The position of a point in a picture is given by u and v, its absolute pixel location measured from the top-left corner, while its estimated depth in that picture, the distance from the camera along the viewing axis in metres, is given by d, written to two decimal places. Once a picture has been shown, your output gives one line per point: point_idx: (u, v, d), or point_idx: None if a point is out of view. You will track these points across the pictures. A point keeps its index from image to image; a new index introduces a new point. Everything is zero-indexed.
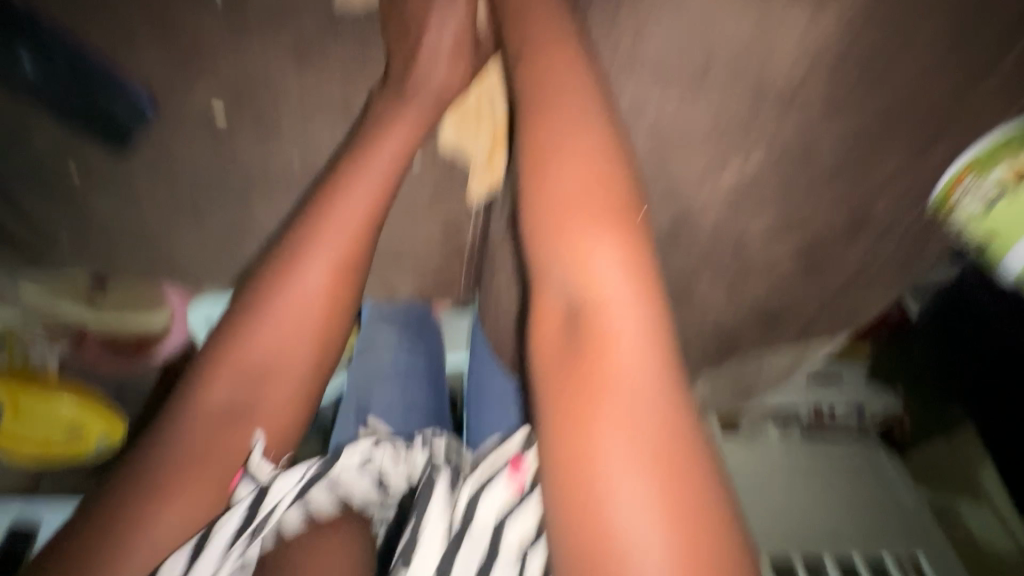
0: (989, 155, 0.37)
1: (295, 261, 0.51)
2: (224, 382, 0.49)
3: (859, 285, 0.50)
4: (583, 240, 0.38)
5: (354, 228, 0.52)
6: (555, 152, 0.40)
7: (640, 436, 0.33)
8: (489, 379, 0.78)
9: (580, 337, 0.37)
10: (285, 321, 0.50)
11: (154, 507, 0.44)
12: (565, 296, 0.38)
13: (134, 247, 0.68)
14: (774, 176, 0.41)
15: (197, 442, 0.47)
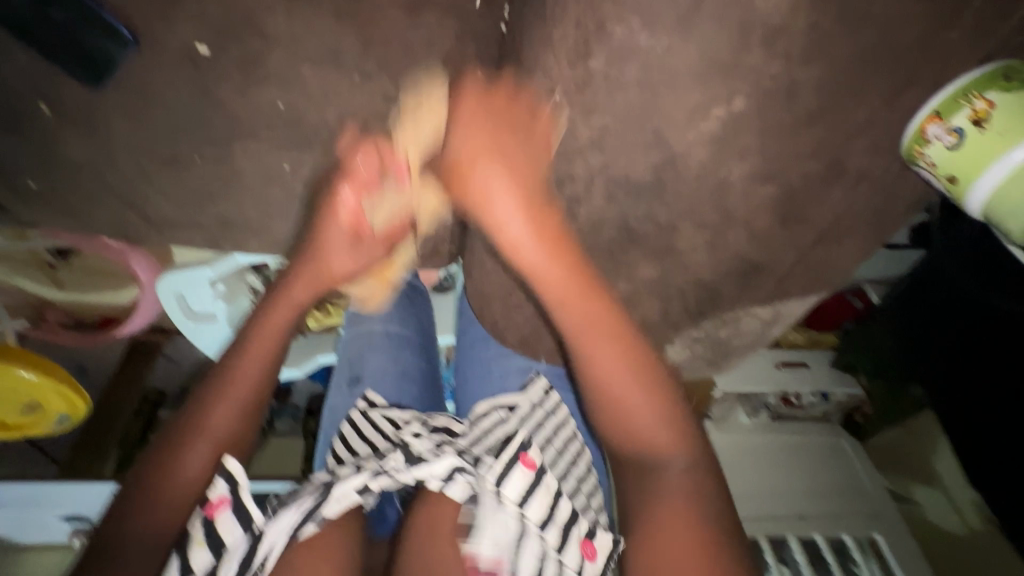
0: (955, 100, 0.38)
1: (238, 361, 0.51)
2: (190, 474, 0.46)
3: (831, 235, 0.53)
4: (614, 392, 0.43)
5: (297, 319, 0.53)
6: (577, 310, 0.45)
7: (700, 557, 0.37)
8: (474, 344, 0.79)
9: (645, 480, 0.42)
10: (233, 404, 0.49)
11: None
12: (617, 446, 0.44)
13: (112, 198, 0.67)
14: (757, 120, 0.43)
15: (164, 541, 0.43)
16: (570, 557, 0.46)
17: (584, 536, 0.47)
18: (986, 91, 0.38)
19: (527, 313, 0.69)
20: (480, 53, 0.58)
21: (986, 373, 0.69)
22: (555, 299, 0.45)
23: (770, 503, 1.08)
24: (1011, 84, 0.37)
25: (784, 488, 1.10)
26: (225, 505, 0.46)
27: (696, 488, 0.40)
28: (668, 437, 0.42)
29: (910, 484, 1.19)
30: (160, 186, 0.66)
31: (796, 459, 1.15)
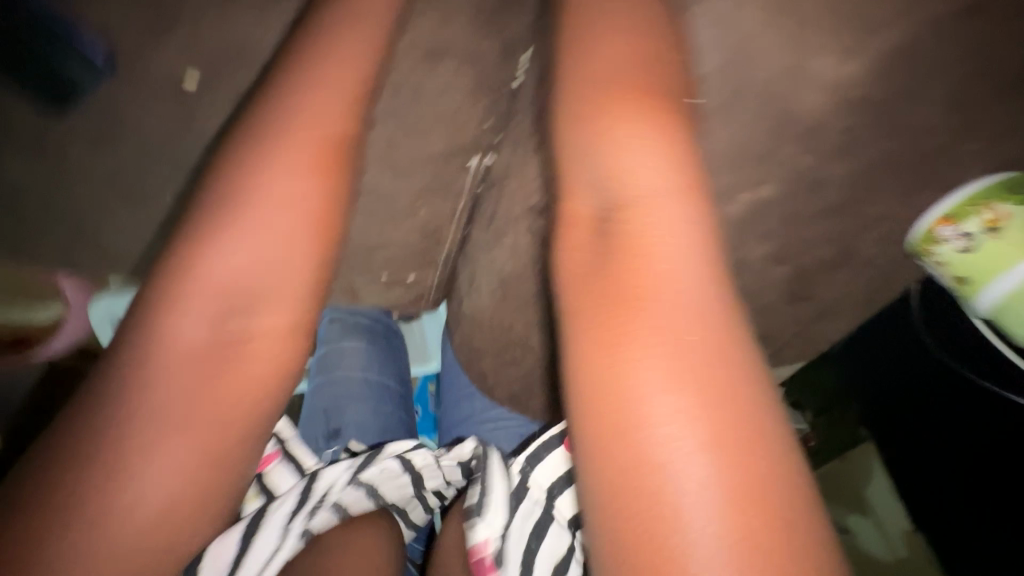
0: (966, 208, 0.40)
1: (263, 154, 0.37)
2: (203, 305, 0.35)
3: (828, 313, 0.55)
4: (617, 138, 0.32)
5: (334, 106, 0.40)
6: (619, 41, 0.35)
7: (680, 360, 0.27)
8: (462, 402, 0.78)
9: (613, 256, 0.31)
10: (269, 234, 0.37)
11: (127, 479, 0.31)
12: (594, 197, 0.33)
13: (58, 228, 0.59)
14: (780, 207, 0.44)
15: (179, 392, 0.33)
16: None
17: None
18: (995, 202, 0.39)
19: (522, 370, 0.66)
20: (492, 105, 0.56)
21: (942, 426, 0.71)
22: (586, 39, 0.35)
23: None
24: (1017, 195, 0.39)
25: None
26: (277, 459, 0.43)
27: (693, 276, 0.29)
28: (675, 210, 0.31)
29: None
30: (118, 219, 0.59)
31: None
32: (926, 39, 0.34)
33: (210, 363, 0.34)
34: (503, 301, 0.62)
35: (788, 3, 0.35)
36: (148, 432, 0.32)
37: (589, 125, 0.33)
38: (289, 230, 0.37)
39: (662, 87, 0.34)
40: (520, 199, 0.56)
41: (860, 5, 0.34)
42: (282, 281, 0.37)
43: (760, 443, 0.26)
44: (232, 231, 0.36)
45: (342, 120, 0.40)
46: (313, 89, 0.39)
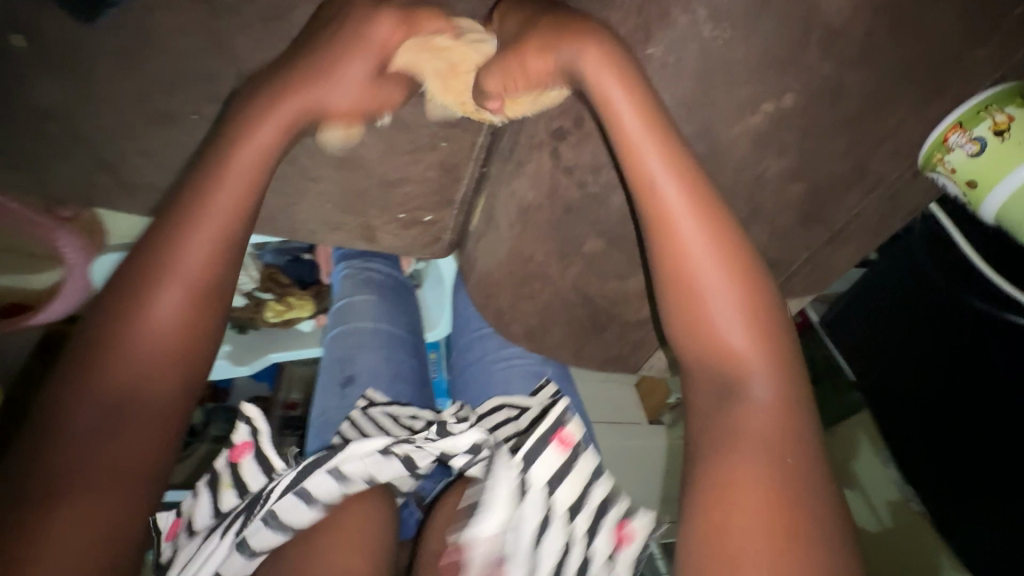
0: (977, 112, 0.43)
1: (140, 286, 0.40)
2: (85, 416, 0.36)
3: (839, 237, 0.57)
4: (708, 303, 0.43)
5: (211, 236, 0.42)
6: (681, 215, 0.44)
7: (766, 472, 0.37)
8: (474, 346, 0.78)
9: (726, 399, 0.41)
10: (145, 357, 0.39)
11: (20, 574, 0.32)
12: (706, 366, 0.43)
13: (81, 154, 0.59)
14: (801, 118, 0.45)
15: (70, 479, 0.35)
16: (600, 542, 0.47)
17: (617, 521, 0.48)
18: (1005, 107, 0.43)
19: (538, 304, 0.68)
20: None
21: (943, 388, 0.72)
22: (664, 213, 0.44)
23: None
24: None
25: None
26: (249, 451, 0.49)
27: (783, 412, 0.40)
28: (761, 360, 0.41)
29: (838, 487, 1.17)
30: (143, 144, 0.59)
31: None
32: None
33: (101, 443, 0.36)
34: (522, 234, 0.64)
35: None
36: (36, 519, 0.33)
37: (689, 306, 0.44)
38: (170, 355, 0.40)
39: (741, 261, 0.44)
40: (541, 127, 0.57)
41: None
42: (163, 399, 0.39)
43: (811, 556, 0.34)
44: (125, 338, 0.39)
45: (218, 246, 0.43)
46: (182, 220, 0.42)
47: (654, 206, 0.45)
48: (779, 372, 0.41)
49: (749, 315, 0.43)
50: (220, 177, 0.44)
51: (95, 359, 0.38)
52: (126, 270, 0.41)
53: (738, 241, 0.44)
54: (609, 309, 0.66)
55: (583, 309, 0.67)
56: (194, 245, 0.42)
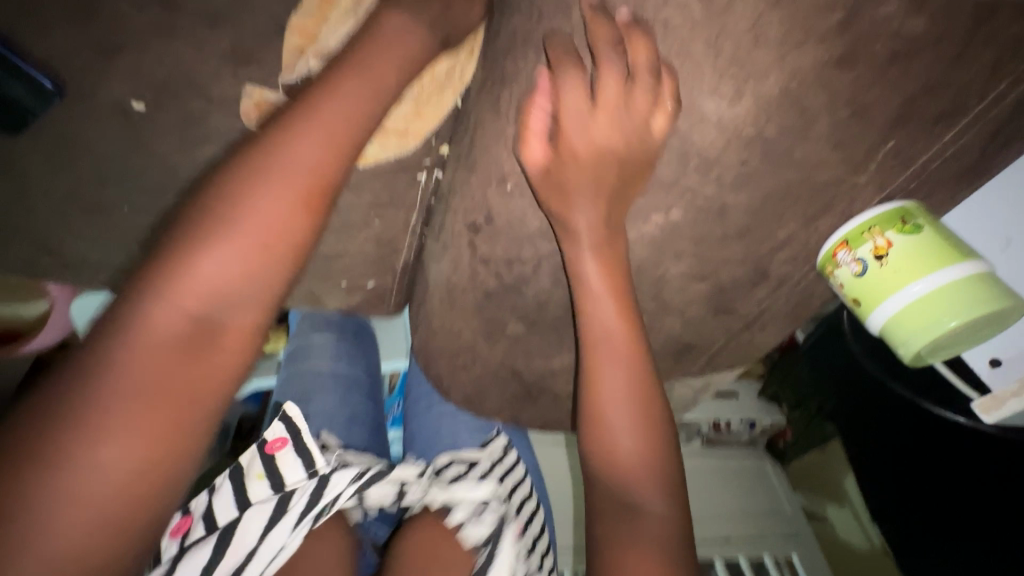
0: (859, 234, 0.43)
1: (252, 176, 0.36)
2: (175, 312, 0.33)
3: (756, 324, 0.57)
4: (613, 429, 0.48)
5: (323, 152, 0.38)
6: (608, 354, 0.49)
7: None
8: (422, 396, 0.82)
9: (632, 524, 0.45)
10: (236, 262, 0.34)
11: (80, 458, 0.29)
12: (597, 469, 0.49)
13: (23, 240, 0.62)
14: (691, 229, 0.46)
15: (139, 377, 0.32)
16: None
17: None
18: (885, 231, 0.42)
19: (472, 374, 0.70)
20: (435, 123, 0.57)
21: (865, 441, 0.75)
22: (594, 346, 0.49)
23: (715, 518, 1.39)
24: (908, 226, 0.42)
25: (720, 510, 1.41)
26: (284, 447, 0.53)
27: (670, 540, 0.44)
28: (651, 488, 0.46)
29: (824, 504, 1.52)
30: (81, 230, 0.62)
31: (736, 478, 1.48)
32: (807, 84, 0.36)
33: (177, 357, 0.33)
34: (451, 311, 0.65)
35: (681, 50, 0.36)
36: (98, 419, 0.30)
37: (595, 420, 0.49)
38: (262, 272, 0.35)
39: (643, 379, 0.49)
40: (459, 216, 0.58)
41: (744, 51, 0.35)
42: (249, 319, 0.35)
43: None
44: (178, 280, 0.33)
45: (333, 167, 0.38)
46: (311, 119, 0.38)
47: (587, 347, 0.49)
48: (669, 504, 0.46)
49: (646, 428, 0.48)
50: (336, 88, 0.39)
51: (153, 293, 0.33)
52: (241, 155, 0.37)
53: (642, 366, 0.49)
54: (539, 382, 0.67)
55: (513, 381, 0.68)
56: (283, 186, 0.36)
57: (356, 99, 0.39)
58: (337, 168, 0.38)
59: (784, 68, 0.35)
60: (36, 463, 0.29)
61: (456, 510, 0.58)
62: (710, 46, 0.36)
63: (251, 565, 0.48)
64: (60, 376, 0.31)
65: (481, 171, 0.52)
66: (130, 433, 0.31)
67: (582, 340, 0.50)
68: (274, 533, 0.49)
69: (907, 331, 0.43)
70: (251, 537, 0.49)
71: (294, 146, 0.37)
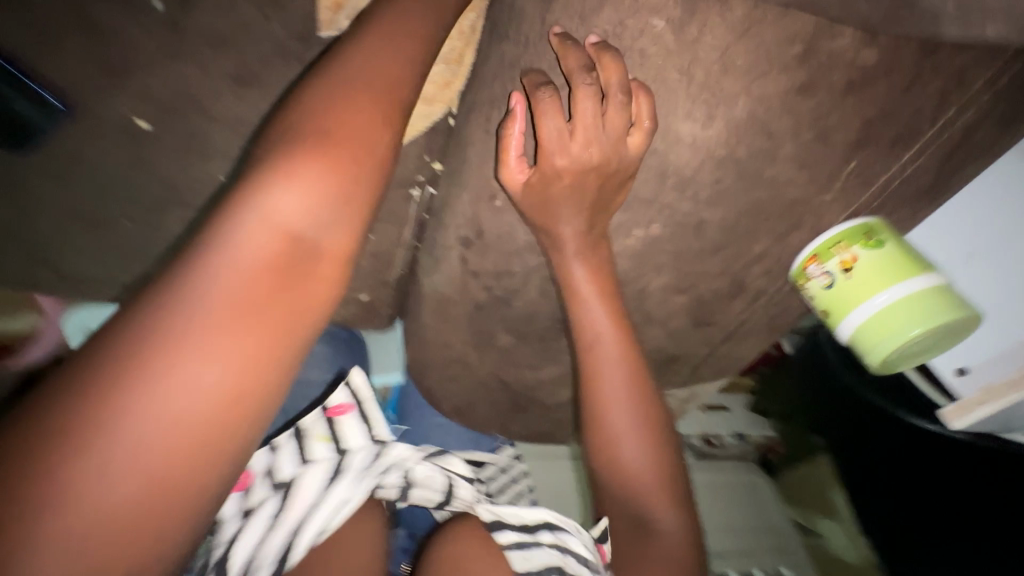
0: (827, 249, 0.45)
1: (336, 97, 0.36)
2: (264, 226, 0.31)
3: (736, 335, 0.59)
4: (619, 447, 0.51)
5: (397, 75, 0.39)
6: (608, 374, 0.51)
7: None
8: (414, 409, 0.83)
9: (642, 536, 0.49)
10: (326, 177, 0.34)
11: (173, 369, 0.27)
12: (605, 477, 0.52)
13: (24, 254, 0.63)
14: (670, 243, 0.48)
15: (232, 287, 0.29)
16: None
17: None
18: (851, 245, 0.44)
19: (463, 385, 0.71)
20: (428, 142, 0.59)
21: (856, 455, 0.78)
22: (594, 359, 0.51)
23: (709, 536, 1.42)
24: (871, 241, 0.44)
25: (713, 526, 1.44)
26: (348, 413, 0.48)
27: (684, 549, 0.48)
28: (662, 497, 0.49)
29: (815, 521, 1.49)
30: (81, 245, 0.63)
31: (729, 492, 1.51)
32: (773, 109, 0.38)
33: (271, 273, 0.31)
34: (442, 323, 0.67)
35: (656, 76, 0.39)
36: (188, 331, 0.28)
37: (594, 428, 0.52)
38: (352, 189, 0.35)
39: (641, 394, 0.51)
40: (451, 231, 0.60)
41: (714, 78, 0.38)
42: (338, 235, 0.34)
43: None
44: (269, 196, 0.32)
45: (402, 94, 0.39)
46: (384, 48, 0.39)
47: (586, 359, 0.52)
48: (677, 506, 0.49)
49: (645, 440, 0.51)
50: (401, 27, 0.41)
51: (246, 205, 0.31)
52: (318, 82, 0.38)
53: (639, 381, 0.51)
54: (528, 393, 0.68)
55: (503, 392, 0.69)
56: (365, 104, 0.37)
57: (417, 31, 0.41)
58: (404, 108, 0.39)
59: (752, 94, 0.38)
60: (125, 371, 0.26)
61: (506, 529, 0.49)
62: (682, 73, 0.38)
63: (311, 519, 0.46)
64: (150, 287, 0.29)
65: (471, 188, 0.54)
66: (227, 344, 0.28)
67: (580, 353, 0.52)
68: (338, 488, 0.47)
69: (874, 339, 0.45)
70: (311, 493, 0.46)
71: (375, 71, 0.38)
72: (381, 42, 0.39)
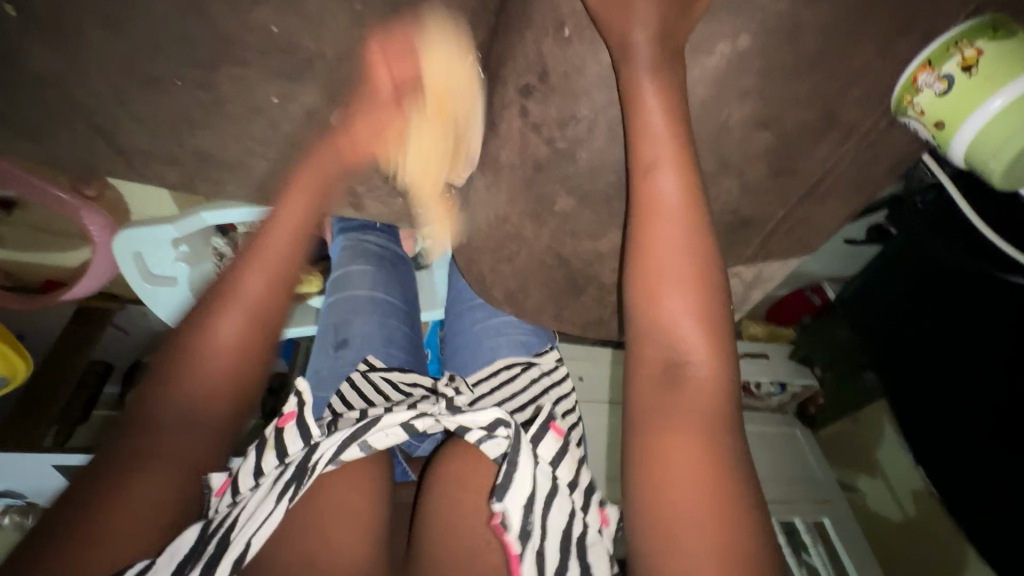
0: (945, 49, 0.41)
1: (207, 323, 0.52)
2: (174, 399, 0.49)
3: (818, 192, 0.55)
4: (664, 289, 0.48)
5: (260, 295, 0.54)
6: (668, 212, 0.48)
7: (701, 444, 0.44)
8: (464, 315, 0.81)
9: (675, 380, 0.47)
10: (216, 363, 0.51)
11: (111, 502, 0.42)
12: (651, 335, 0.48)
13: (79, 122, 0.63)
14: (758, 60, 0.45)
15: (150, 445, 0.47)
16: (592, 518, 0.53)
17: (599, 505, 0.55)
18: (975, 41, 0.40)
19: (517, 267, 0.69)
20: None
21: (938, 359, 0.74)
22: (653, 201, 0.48)
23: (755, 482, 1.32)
24: (999, 34, 0.40)
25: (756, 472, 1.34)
26: (293, 420, 0.53)
27: (729, 399, 0.46)
28: (704, 346, 0.47)
29: (854, 475, 1.45)
30: (133, 111, 0.62)
31: (770, 441, 1.41)
32: None
33: (175, 434, 0.48)
34: (497, 195, 0.64)
35: None
36: (121, 480, 0.44)
37: (643, 275, 0.49)
38: (229, 368, 0.52)
39: (700, 237, 0.48)
40: (510, 85, 0.56)
41: None
42: (228, 401, 0.51)
43: (731, 521, 0.41)
44: (175, 380, 0.49)
45: (257, 318, 0.53)
46: (238, 278, 0.54)
47: (646, 201, 0.49)
48: (719, 356, 0.47)
49: (695, 288, 0.48)
50: (250, 257, 0.55)
51: (154, 398, 0.49)
52: (190, 318, 0.53)
53: (700, 222, 0.48)
54: (585, 270, 0.66)
55: (559, 270, 0.67)
56: (229, 314, 0.52)
57: (268, 257, 0.55)
58: (273, 290, 0.55)
59: None
60: (83, 515, 0.41)
61: (471, 432, 0.54)
62: None
63: (239, 540, 0.43)
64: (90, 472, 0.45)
65: (536, 26, 0.51)
66: (141, 480, 0.44)
67: (637, 201, 0.49)
68: (265, 502, 0.46)
69: (994, 142, 0.42)
70: (249, 511, 0.46)
71: (236, 294, 0.53)
72: (228, 293, 0.53)
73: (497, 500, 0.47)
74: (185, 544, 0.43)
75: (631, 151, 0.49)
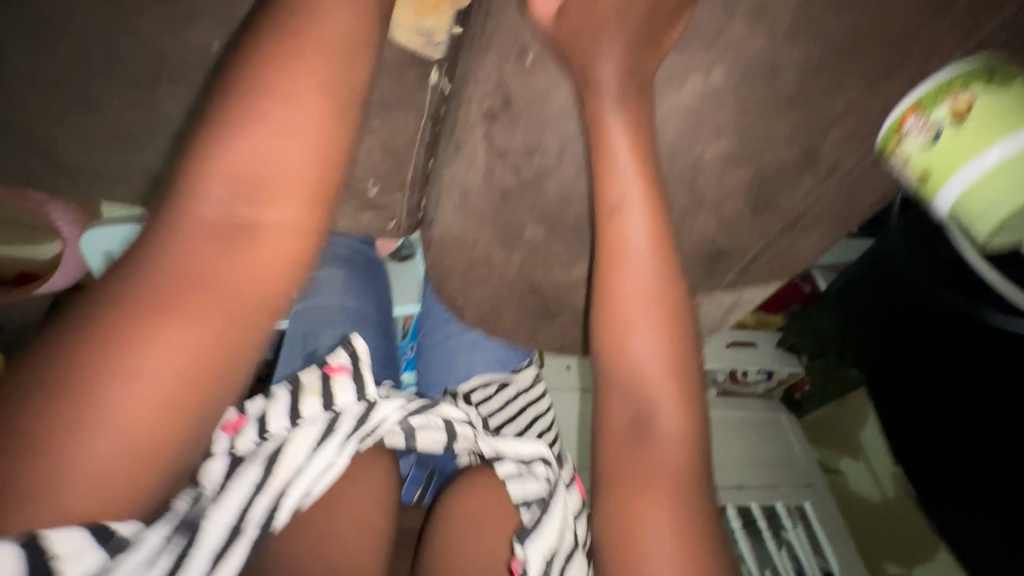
0: (936, 94, 0.37)
1: (271, 77, 0.32)
2: (215, 187, 0.30)
3: (798, 226, 0.52)
4: (632, 336, 0.46)
5: (339, 56, 0.34)
6: (635, 252, 0.45)
7: (670, 502, 0.43)
8: (436, 329, 0.78)
9: (644, 433, 0.45)
10: (283, 140, 0.31)
11: (124, 359, 0.26)
12: (619, 379, 0.46)
13: (12, 139, 0.58)
14: (733, 96, 0.42)
15: (188, 262, 0.29)
16: None
17: None
18: (967, 88, 0.36)
19: (487, 291, 0.66)
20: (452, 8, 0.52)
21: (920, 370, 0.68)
22: (620, 241, 0.45)
23: (737, 468, 1.32)
24: (994, 82, 0.36)
25: (736, 459, 1.33)
26: (344, 371, 0.46)
27: (699, 452, 0.45)
28: (673, 393, 0.45)
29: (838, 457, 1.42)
30: (71, 128, 0.57)
31: (755, 428, 1.41)
32: None
33: (223, 249, 0.30)
34: (464, 220, 0.60)
35: None
36: (135, 324, 0.27)
37: (611, 315, 0.46)
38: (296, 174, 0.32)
39: (670, 276, 0.46)
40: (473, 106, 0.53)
41: None
42: (295, 216, 0.32)
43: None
44: (213, 160, 0.30)
45: (338, 100, 0.33)
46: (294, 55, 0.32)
47: (612, 241, 0.46)
48: (688, 405, 0.45)
49: (665, 329, 0.45)
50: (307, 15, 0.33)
51: (174, 203, 0.30)
52: (231, 66, 0.33)
53: (669, 262, 0.46)
54: (557, 296, 0.64)
55: (531, 296, 0.65)
56: (303, 68, 0.32)
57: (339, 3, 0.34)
58: (341, 79, 0.34)
59: None
60: (75, 372, 0.26)
61: (504, 460, 0.51)
62: None
63: (294, 492, 0.39)
64: (91, 294, 0.28)
65: (500, 47, 0.47)
66: (170, 335, 0.28)
67: (604, 235, 0.46)
68: (326, 451, 0.41)
69: (983, 201, 0.38)
70: (299, 456, 0.40)
71: (302, 42, 0.33)
72: (296, 37, 0.33)
73: (519, 545, 0.46)
74: (216, 479, 0.37)
75: (596, 189, 0.46)
